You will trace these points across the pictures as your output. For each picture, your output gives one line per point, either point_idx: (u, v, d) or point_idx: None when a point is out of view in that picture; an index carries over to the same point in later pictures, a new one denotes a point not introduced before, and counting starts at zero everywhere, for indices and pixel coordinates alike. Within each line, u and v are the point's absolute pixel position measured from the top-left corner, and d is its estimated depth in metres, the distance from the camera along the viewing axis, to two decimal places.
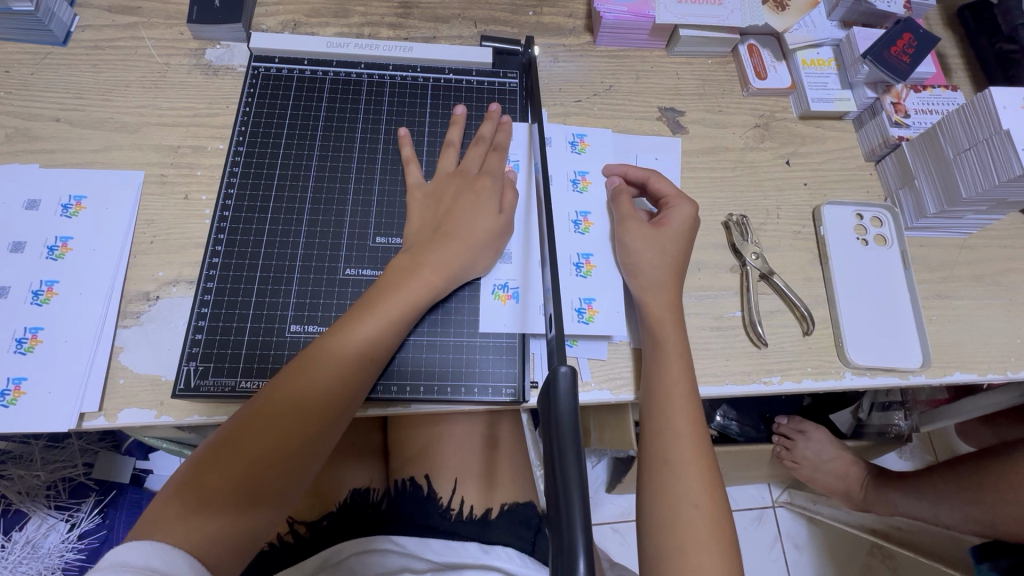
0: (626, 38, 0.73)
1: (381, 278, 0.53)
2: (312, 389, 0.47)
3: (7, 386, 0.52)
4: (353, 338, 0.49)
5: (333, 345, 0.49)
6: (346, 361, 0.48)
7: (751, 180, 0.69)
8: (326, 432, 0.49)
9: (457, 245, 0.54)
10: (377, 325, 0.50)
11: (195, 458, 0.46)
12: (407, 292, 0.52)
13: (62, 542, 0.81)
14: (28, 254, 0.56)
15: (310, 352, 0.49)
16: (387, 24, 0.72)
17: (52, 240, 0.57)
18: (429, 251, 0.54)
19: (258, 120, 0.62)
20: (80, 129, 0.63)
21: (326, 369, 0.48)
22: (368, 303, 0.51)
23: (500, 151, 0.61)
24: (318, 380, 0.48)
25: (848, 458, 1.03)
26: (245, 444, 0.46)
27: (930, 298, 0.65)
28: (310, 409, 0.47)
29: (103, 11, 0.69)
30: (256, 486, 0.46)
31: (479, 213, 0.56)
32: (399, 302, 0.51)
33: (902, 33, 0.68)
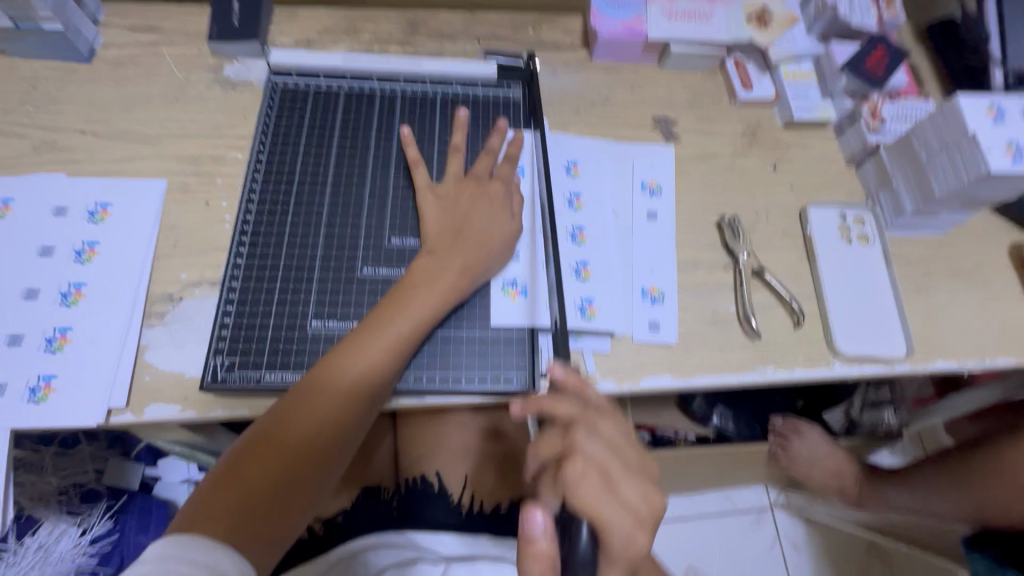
0: (621, 53, 0.78)
1: (405, 277, 0.56)
2: (342, 386, 0.51)
3: (37, 383, 0.54)
4: (384, 333, 0.52)
5: (360, 346, 0.52)
6: (373, 360, 0.51)
7: (741, 184, 0.73)
8: (354, 426, 0.52)
9: (473, 247, 0.58)
10: (401, 326, 0.53)
11: (237, 451, 0.49)
12: (433, 289, 0.55)
13: (73, 547, 0.79)
14: (57, 258, 0.59)
15: (337, 352, 0.52)
16: (395, 40, 0.77)
17: (79, 245, 0.60)
18: (448, 253, 0.57)
19: (278, 131, 0.66)
20: (105, 141, 0.66)
21: (353, 368, 0.51)
22: (391, 306, 0.54)
23: (510, 162, 0.65)
24: (347, 377, 0.51)
25: (842, 455, 1.06)
26: (283, 437, 0.49)
27: (912, 292, 0.69)
28: (339, 405, 0.51)
29: (126, 30, 0.73)
30: (292, 479, 0.49)
31: (492, 219, 0.60)
32: (420, 304, 0.54)
33: (875, 47, 0.74)
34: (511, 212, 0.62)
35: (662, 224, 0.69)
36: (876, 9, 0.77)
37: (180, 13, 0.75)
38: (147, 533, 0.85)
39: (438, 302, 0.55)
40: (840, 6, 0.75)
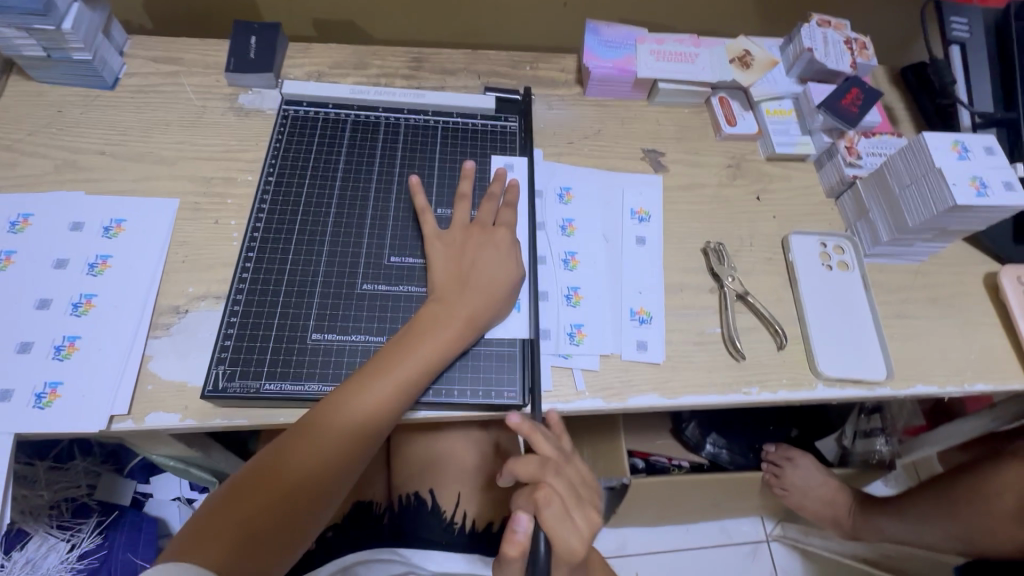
0: (612, 90, 0.83)
1: (416, 321, 0.58)
2: (343, 427, 0.52)
3: (43, 389, 0.55)
4: (391, 375, 0.54)
5: (365, 385, 0.54)
6: (367, 409, 0.53)
7: (725, 213, 0.77)
8: (347, 467, 0.53)
9: (481, 298, 0.60)
10: (402, 371, 0.55)
11: (237, 481, 0.50)
12: (444, 332, 0.57)
13: (60, 564, 0.78)
14: (69, 271, 0.62)
15: (341, 394, 0.53)
16: (401, 75, 0.82)
17: (93, 257, 0.63)
18: (456, 302, 0.59)
19: (286, 156, 0.70)
20: (123, 161, 0.70)
21: (353, 412, 0.53)
22: (401, 345, 0.56)
23: (512, 207, 0.67)
24: (342, 422, 0.53)
25: (835, 484, 1.06)
26: (277, 475, 0.50)
27: (891, 318, 0.72)
28: (332, 448, 0.52)
29: (148, 61, 0.78)
30: (282, 515, 0.50)
31: (491, 262, 0.62)
32: (420, 353, 0.56)
33: (850, 88, 0.78)
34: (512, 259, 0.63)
35: (650, 248, 0.72)
36: (850, 53, 0.82)
37: (200, 46, 0.80)
38: (136, 551, 0.85)
39: (436, 353, 0.56)
40: (817, 50, 0.80)
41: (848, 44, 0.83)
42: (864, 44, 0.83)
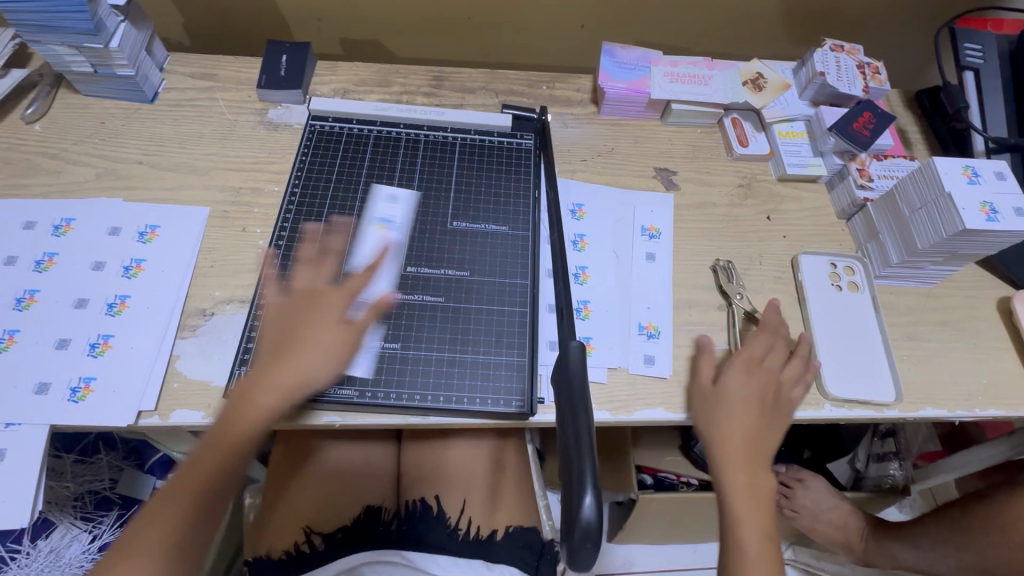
0: (626, 109, 0.85)
1: (276, 372, 0.52)
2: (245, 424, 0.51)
3: (78, 384, 0.59)
4: (282, 373, 0.52)
5: (255, 386, 0.51)
6: (254, 419, 0.51)
7: (736, 232, 0.78)
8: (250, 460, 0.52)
9: (316, 354, 0.53)
10: (289, 376, 0.52)
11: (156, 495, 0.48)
12: (313, 351, 0.53)
13: (82, 553, 0.84)
14: (105, 274, 0.65)
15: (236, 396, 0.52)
16: (422, 92, 0.85)
17: (128, 261, 0.66)
18: (291, 358, 0.52)
19: (312, 169, 0.73)
20: (159, 171, 0.74)
21: (247, 410, 0.51)
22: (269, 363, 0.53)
23: (359, 276, 0.57)
24: (244, 420, 0.51)
25: (846, 508, 1.05)
26: (187, 481, 0.49)
27: (901, 340, 0.72)
28: (243, 446, 0.50)
29: (186, 76, 0.83)
30: (194, 523, 0.48)
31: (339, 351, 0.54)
32: (285, 371, 0.52)
33: (862, 112, 0.80)
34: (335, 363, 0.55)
35: (659, 264, 0.74)
36: (862, 77, 0.83)
37: (234, 63, 0.85)
38: None
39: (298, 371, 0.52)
40: (829, 74, 0.82)
41: (861, 69, 0.84)
42: (877, 69, 0.85)
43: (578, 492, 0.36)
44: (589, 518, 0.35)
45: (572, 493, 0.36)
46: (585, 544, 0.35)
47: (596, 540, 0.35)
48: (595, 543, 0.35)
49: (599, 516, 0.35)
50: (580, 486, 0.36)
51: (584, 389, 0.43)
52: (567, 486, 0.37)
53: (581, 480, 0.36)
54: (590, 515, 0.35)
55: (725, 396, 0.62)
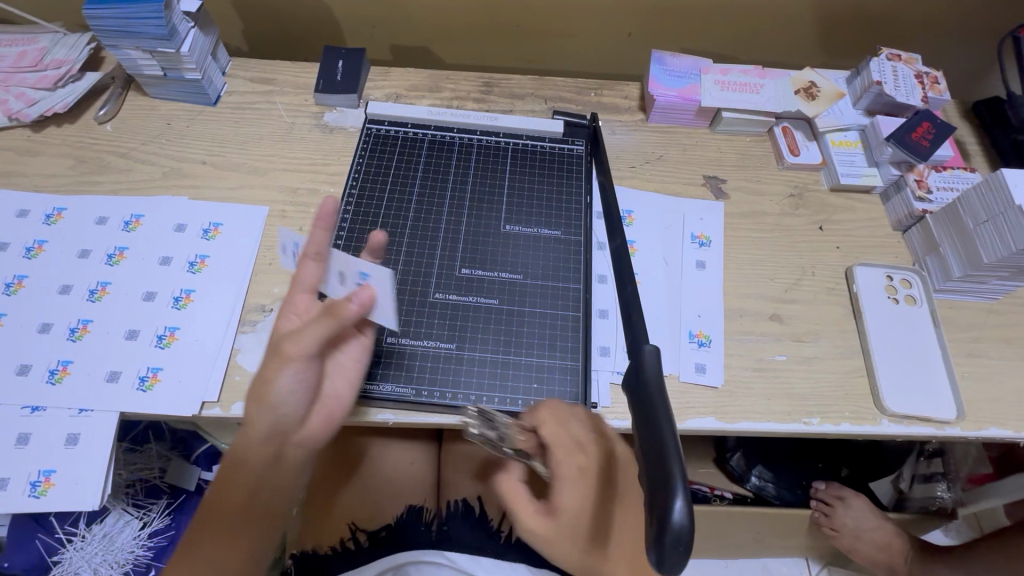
0: (675, 117, 0.85)
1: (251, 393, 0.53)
2: (250, 454, 0.53)
3: (146, 373, 0.61)
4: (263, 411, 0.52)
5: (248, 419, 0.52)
6: (251, 453, 0.53)
7: (787, 242, 0.77)
8: (279, 484, 0.56)
9: (271, 385, 0.52)
10: (256, 414, 0.52)
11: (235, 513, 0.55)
12: (269, 387, 0.52)
13: (133, 539, 0.88)
14: (172, 267, 0.68)
15: (247, 424, 0.53)
16: (472, 98, 0.86)
17: (195, 256, 0.69)
18: (259, 386, 0.52)
19: (369, 171, 0.75)
20: (221, 170, 0.77)
21: (254, 441, 0.53)
22: (253, 398, 0.52)
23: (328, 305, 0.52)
24: (249, 451, 0.53)
25: (890, 529, 1.01)
26: (229, 506, 0.54)
27: (962, 356, 0.70)
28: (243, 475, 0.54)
29: (246, 80, 0.85)
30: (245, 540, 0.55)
31: (290, 377, 0.52)
32: (254, 406, 0.52)
33: (920, 122, 0.78)
34: (317, 386, 0.55)
35: (709, 273, 0.73)
36: (921, 87, 0.82)
37: (291, 68, 0.87)
38: None
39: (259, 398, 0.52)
40: (886, 84, 0.80)
41: (919, 78, 0.83)
42: (936, 78, 0.83)
43: (668, 497, 0.39)
44: (680, 522, 0.39)
45: (660, 499, 0.40)
46: (675, 546, 0.39)
47: (688, 541, 0.38)
48: (684, 544, 0.38)
49: (690, 519, 0.39)
50: (669, 493, 0.39)
51: (663, 395, 0.47)
52: (655, 492, 0.41)
53: (670, 486, 0.40)
54: (681, 519, 0.39)
55: (567, 525, 0.56)
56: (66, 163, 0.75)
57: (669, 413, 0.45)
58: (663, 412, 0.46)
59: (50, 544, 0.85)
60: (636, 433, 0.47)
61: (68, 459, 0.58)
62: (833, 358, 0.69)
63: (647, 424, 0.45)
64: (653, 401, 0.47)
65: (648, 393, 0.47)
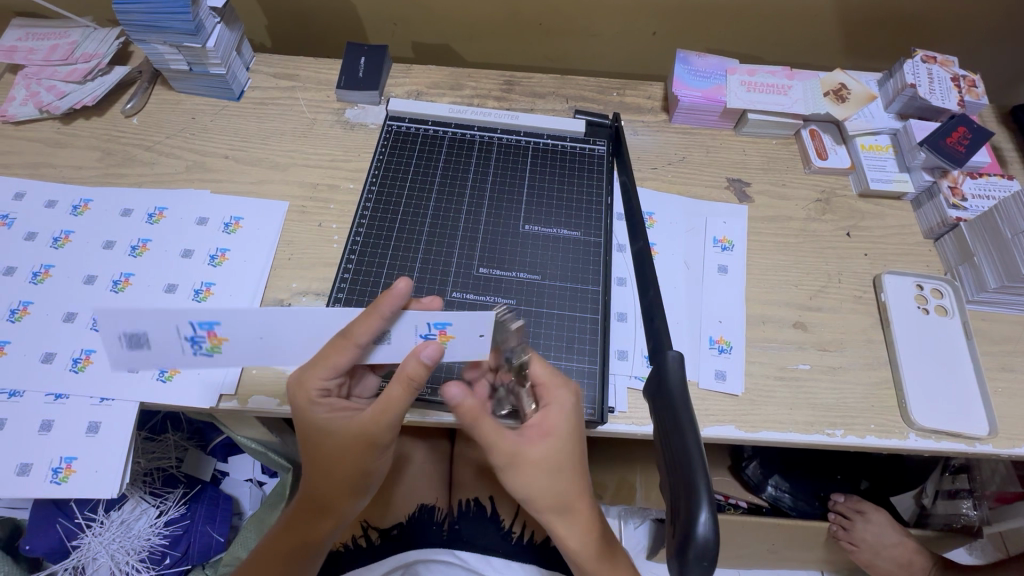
0: (700, 118, 0.83)
1: (342, 418, 0.54)
2: (336, 469, 0.55)
3: (166, 364, 0.62)
4: (353, 434, 0.53)
5: (333, 435, 0.54)
6: (333, 467, 0.55)
7: (812, 248, 0.75)
8: (353, 497, 0.58)
9: (367, 416, 0.52)
10: (345, 436, 0.53)
11: (307, 511, 0.58)
12: (365, 419, 0.53)
13: (150, 527, 0.89)
14: (168, 345, 0.49)
15: (331, 442, 0.54)
16: (493, 96, 0.86)
17: (193, 328, 0.48)
18: (356, 416, 0.53)
19: (388, 167, 0.75)
20: (243, 165, 0.77)
21: (340, 457, 0.54)
22: (345, 420, 0.53)
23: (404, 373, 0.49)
24: (335, 466, 0.55)
25: (912, 546, 0.98)
26: (308, 508, 0.58)
27: (995, 370, 0.67)
28: (324, 484, 0.56)
29: (269, 76, 0.86)
30: (314, 540, 0.59)
31: (388, 422, 0.52)
32: (348, 431, 0.53)
33: (955, 127, 0.76)
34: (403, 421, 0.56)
35: (732, 278, 0.72)
36: (957, 91, 0.79)
37: (314, 64, 0.88)
38: (213, 524, 0.93)
39: (368, 445, 0.53)
40: (920, 86, 0.78)
41: (956, 81, 0.80)
42: (972, 82, 0.80)
43: (694, 509, 0.40)
44: (705, 535, 0.40)
45: (685, 511, 0.41)
46: (701, 558, 0.39)
47: (714, 554, 0.39)
48: (710, 556, 0.39)
49: (715, 531, 0.40)
50: (694, 505, 0.40)
51: (686, 399, 0.48)
52: (679, 503, 0.42)
53: (695, 497, 0.41)
54: (707, 532, 0.39)
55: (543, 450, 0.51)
56: (93, 156, 0.77)
57: (693, 420, 0.46)
58: (687, 418, 0.46)
59: (70, 529, 0.86)
60: (659, 439, 0.47)
61: (90, 447, 0.59)
62: (859, 369, 0.67)
63: (668, 432, 0.46)
64: (676, 406, 0.48)
65: (671, 399, 0.48)
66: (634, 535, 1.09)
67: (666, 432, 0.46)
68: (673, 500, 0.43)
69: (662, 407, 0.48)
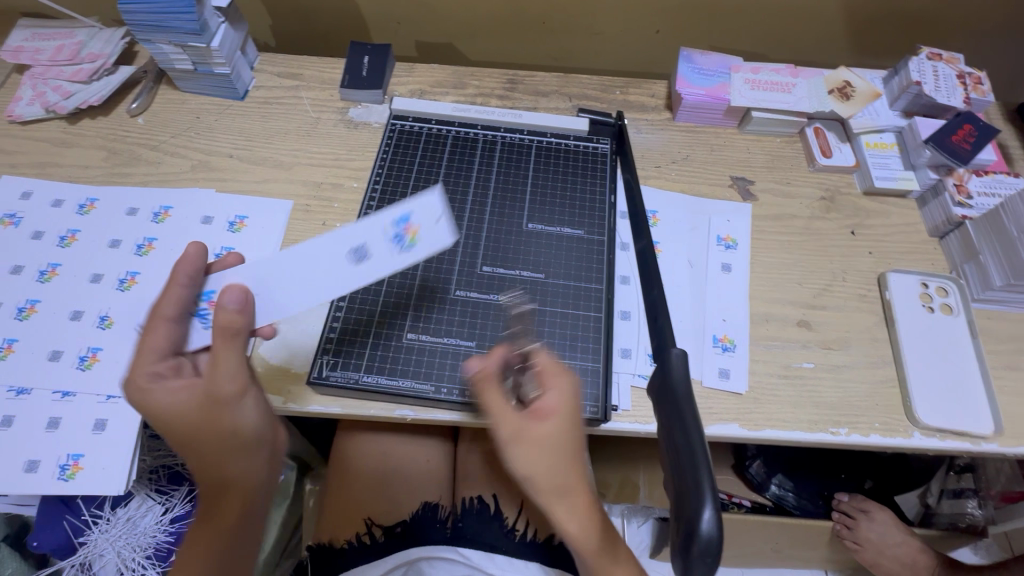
0: (703, 116, 0.83)
1: (193, 394, 0.49)
2: (223, 451, 0.50)
3: None
4: (176, 408, 0.49)
5: (204, 414, 0.49)
6: (218, 449, 0.50)
7: (816, 246, 0.75)
8: (252, 476, 0.53)
9: (178, 388, 0.49)
10: (183, 410, 0.49)
11: (218, 509, 0.53)
12: (184, 387, 0.49)
13: (156, 524, 0.90)
14: (376, 254, 0.51)
15: (201, 424, 0.49)
16: (496, 95, 0.86)
17: (392, 227, 0.51)
18: (181, 392, 0.49)
19: (392, 166, 0.75)
20: (248, 164, 0.77)
21: (222, 438, 0.50)
22: (212, 394, 0.49)
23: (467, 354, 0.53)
24: (218, 448, 0.50)
25: (916, 545, 0.98)
26: (219, 502, 0.53)
27: (1001, 369, 0.67)
28: (226, 472, 0.51)
29: (273, 75, 0.86)
30: (233, 536, 0.54)
31: (196, 394, 0.49)
32: (193, 406, 0.49)
33: (962, 124, 0.75)
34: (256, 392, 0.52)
35: (736, 277, 0.71)
36: (962, 88, 0.79)
37: (318, 63, 0.88)
38: None
39: (196, 418, 0.49)
40: (925, 84, 0.77)
41: (961, 79, 0.79)
42: (979, 80, 0.80)
43: (698, 506, 0.40)
44: (709, 532, 0.40)
45: (689, 509, 0.41)
46: (705, 554, 0.39)
47: (718, 551, 0.39)
48: (715, 552, 0.39)
49: (719, 528, 0.40)
50: (698, 502, 0.40)
51: (690, 396, 0.48)
52: (684, 501, 0.42)
53: (700, 494, 0.41)
54: (711, 528, 0.39)
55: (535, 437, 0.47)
56: (99, 155, 0.77)
57: (697, 417, 0.46)
58: (691, 415, 0.46)
59: (76, 525, 0.87)
60: (662, 437, 0.47)
61: (97, 444, 0.59)
62: (863, 367, 0.66)
63: (672, 430, 0.46)
64: (680, 403, 0.48)
65: (675, 396, 0.48)
66: (637, 534, 1.10)
67: (670, 430, 0.46)
68: (677, 497, 0.43)
69: (666, 405, 0.48)
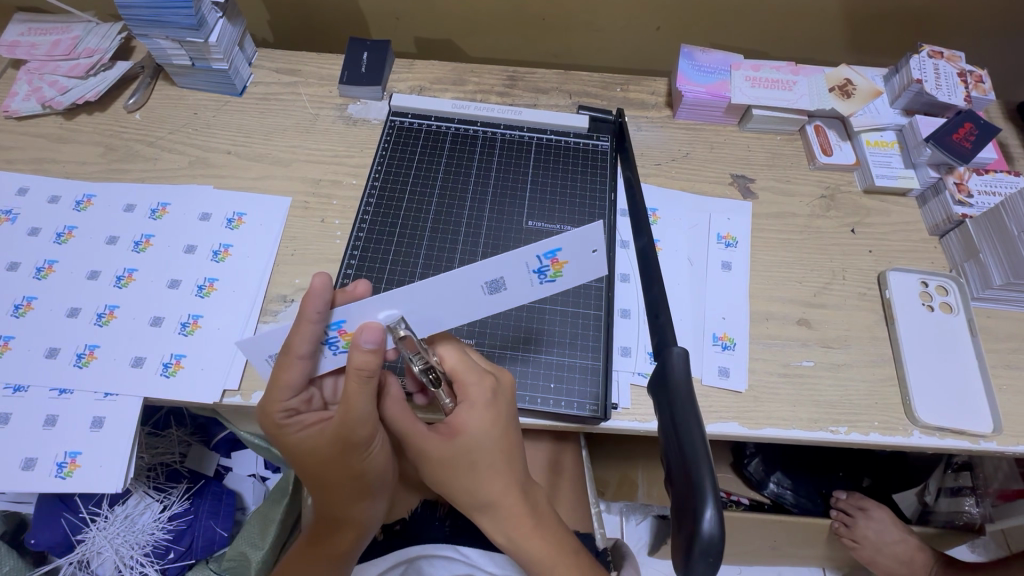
0: (704, 114, 0.83)
1: (327, 434, 0.51)
2: (352, 481, 0.53)
3: (170, 360, 0.62)
4: (314, 446, 0.51)
5: (339, 453, 0.51)
6: (347, 479, 0.53)
7: (816, 244, 0.75)
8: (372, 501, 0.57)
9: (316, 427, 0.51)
10: (319, 450, 0.51)
11: (337, 526, 0.58)
12: (325, 431, 0.50)
13: (154, 521, 0.89)
14: (514, 283, 0.47)
15: (327, 459, 0.52)
16: (496, 92, 0.85)
17: (538, 260, 0.46)
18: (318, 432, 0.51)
19: (391, 163, 0.74)
20: (245, 161, 0.77)
21: (353, 470, 0.53)
22: (342, 438, 0.50)
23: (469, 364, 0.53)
24: (350, 479, 0.53)
25: (914, 543, 0.98)
26: (335, 521, 0.57)
27: (1000, 368, 0.67)
28: (352, 498, 0.55)
29: (272, 71, 0.86)
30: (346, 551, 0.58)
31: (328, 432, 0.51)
32: (326, 445, 0.51)
33: (963, 122, 0.75)
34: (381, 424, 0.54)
35: (736, 275, 0.71)
36: (963, 86, 0.78)
37: (317, 59, 0.87)
38: (216, 518, 0.93)
39: (336, 458, 0.51)
40: (926, 82, 0.77)
41: (962, 77, 0.79)
42: (980, 78, 0.79)
43: (699, 506, 0.40)
44: (711, 532, 0.39)
45: (690, 508, 0.41)
46: (706, 554, 0.39)
47: (720, 551, 0.39)
48: (716, 552, 0.39)
49: (721, 528, 0.39)
50: (699, 502, 0.40)
51: (691, 394, 0.48)
52: (685, 501, 0.42)
53: (702, 494, 0.40)
54: (712, 529, 0.39)
55: (464, 446, 0.51)
56: (96, 151, 0.76)
57: (698, 416, 0.45)
58: (692, 415, 0.46)
59: (74, 523, 0.87)
60: (663, 435, 0.47)
61: (93, 442, 0.59)
62: (862, 366, 0.66)
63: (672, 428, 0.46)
64: (679, 401, 0.47)
65: (675, 395, 0.48)
66: (635, 531, 1.10)
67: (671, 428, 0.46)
68: (678, 497, 0.43)
69: (666, 402, 0.48)
